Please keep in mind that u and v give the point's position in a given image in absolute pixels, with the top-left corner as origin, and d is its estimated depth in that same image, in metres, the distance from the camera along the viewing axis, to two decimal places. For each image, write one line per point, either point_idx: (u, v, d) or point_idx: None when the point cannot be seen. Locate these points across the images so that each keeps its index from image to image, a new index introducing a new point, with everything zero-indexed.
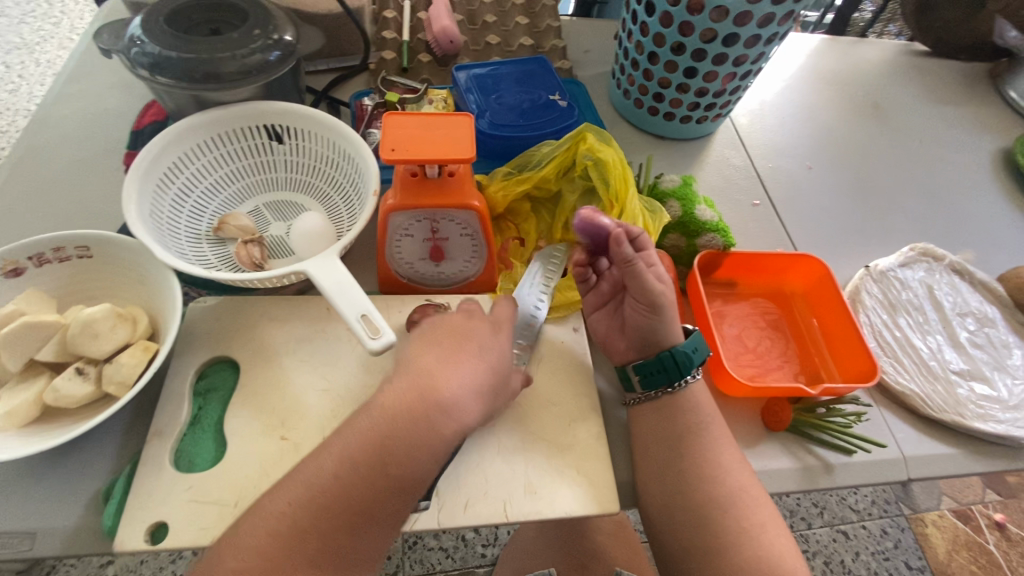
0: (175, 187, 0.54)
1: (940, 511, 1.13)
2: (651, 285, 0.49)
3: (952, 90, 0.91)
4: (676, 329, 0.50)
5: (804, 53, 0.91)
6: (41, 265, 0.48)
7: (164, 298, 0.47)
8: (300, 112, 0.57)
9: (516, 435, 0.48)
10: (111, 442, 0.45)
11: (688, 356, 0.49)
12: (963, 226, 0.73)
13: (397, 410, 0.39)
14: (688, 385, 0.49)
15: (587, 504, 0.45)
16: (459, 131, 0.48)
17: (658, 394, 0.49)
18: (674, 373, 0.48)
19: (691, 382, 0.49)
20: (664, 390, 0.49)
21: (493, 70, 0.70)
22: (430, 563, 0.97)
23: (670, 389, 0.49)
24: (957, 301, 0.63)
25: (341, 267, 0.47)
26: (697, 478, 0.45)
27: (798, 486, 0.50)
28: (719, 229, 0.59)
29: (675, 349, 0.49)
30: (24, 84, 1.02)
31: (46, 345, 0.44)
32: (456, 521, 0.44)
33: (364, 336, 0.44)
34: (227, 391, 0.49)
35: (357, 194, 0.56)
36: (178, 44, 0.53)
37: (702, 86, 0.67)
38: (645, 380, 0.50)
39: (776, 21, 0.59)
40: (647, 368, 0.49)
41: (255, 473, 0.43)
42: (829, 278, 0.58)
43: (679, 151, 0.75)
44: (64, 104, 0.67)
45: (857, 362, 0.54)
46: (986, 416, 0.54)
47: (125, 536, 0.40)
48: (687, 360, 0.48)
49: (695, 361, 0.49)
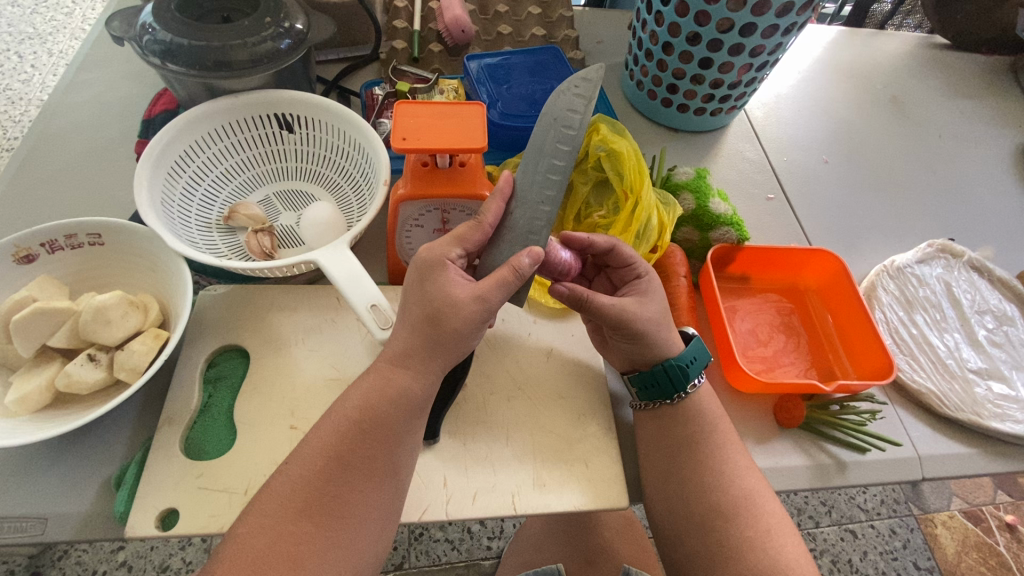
0: (186, 176, 0.54)
1: (951, 511, 1.11)
2: (621, 321, 0.46)
3: (975, 83, 0.89)
4: (671, 339, 0.48)
5: (822, 45, 0.90)
6: (53, 252, 0.48)
7: (175, 286, 0.47)
8: (311, 102, 0.56)
9: (524, 427, 0.48)
10: (122, 429, 0.46)
11: (685, 369, 0.47)
12: (982, 222, 0.72)
13: (417, 357, 0.41)
14: (688, 395, 0.47)
15: (596, 498, 0.45)
16: (470, 121, 0.48)
17: (655, 404, 0.48)
18: (669, 387, 0.47)
19: (690, 394, 0.47)
20: (661, 402, 0.48)
21: (504, 60, 0.69)
22: (436, 554, 0.97)
23: (669, 401, 0.47)
24: (975, 298, 0.61)
25: (351, 258, 0.46)
26: (706, 474, 0.45)
27: (809, 484, 0.49)
28: (734, 222, 0.58)
29: (669, 362, 0.47)
30: (37, 74, 1.01)
31: (58, 331, 0.44)
32: (463, 512, 0.44)
33: (373, 326, 0.44)
34: (236, 379, 0.49)
35: (367, 183, 0.56)
36: (189, 31, 0.52)
37: (717, 77, 0.66)
38: (643, 391, 0.49)
39: (795, 11, 0.57)
40: (642, 380, 0.48)
41: (264, 462, 0.43)
42: (845, 273, 0.57)
43: (692, 144, 0.74)
44: (78, 92, 0.67)
45: (873, 360, 0.53)
46: (1004, 415, 0.53)
47: (136, 521, 0.40)
48: (682, 374, 0.47)
49: (693, 372, 0.47)
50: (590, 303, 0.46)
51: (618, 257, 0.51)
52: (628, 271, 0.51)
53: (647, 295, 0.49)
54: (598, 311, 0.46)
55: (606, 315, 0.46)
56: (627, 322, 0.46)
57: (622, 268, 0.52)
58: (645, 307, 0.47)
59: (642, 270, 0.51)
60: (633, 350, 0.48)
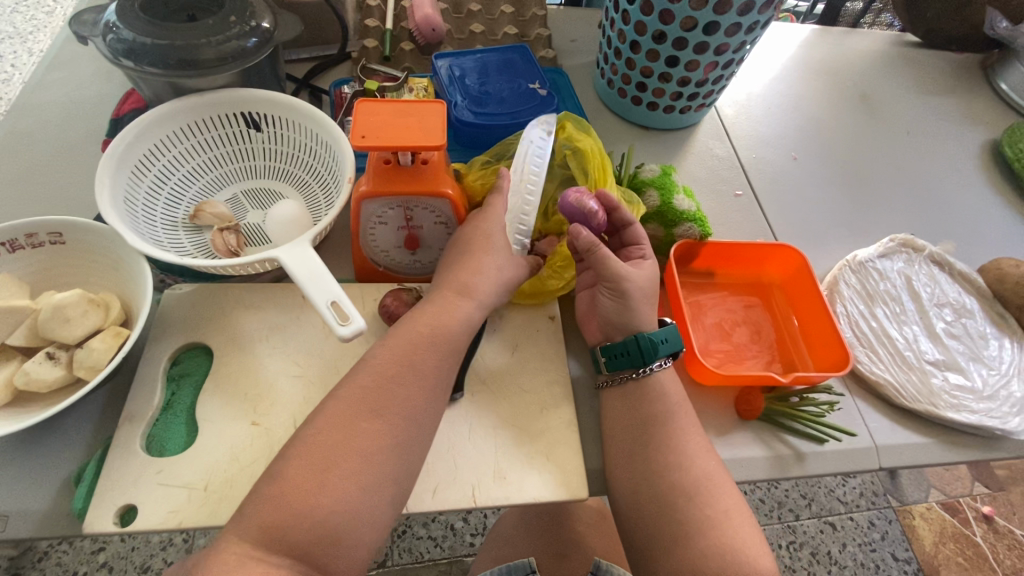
0: (151, 175, 0.54)
1: (928, 503, 1.13)
2: (618, 276, 0.50)
3: (944, 81, 0.90)
4: (651, 317, 0.51)
5: (794, 43, 0.91)
6: (14, 251, 0.48)
7: (137, 285, 0.48)
8: (277, 100, 0.56)
9: (488, 421, 0.49)
10: (84, 426, 0.46)
11: (655, 345, 0.49)
12: (947, 218, 0.73)
13: None
14: (653, 372, 0.49)
15: (556, 490, 0.46)
16: (431, 118, 0.48)
17: (621, 377, 0.50)
18: (637, 360, 0.49)
19: (655, 372, 0.49)
20: (627, 374, 0.50)
21: (474, 58, 0.69)
22: (419, 551, 0.97)
23: (634, 374, 0.49)
24: (935, 292, 0.63)
25: (313, 255, 0.47)
26: (664, 465, 0.45)
27: (768, 474, 0.50)
28: (697, 219, 0.59)
29: (641, 334, 0.49)
30: (15, 73, 1.00)
31: (17, 329, 0.44)
32: (425, 505, 0.44)
33: (333, 323, 0.44)
34: (199, 377, 0.49)
35: (334, 181, 0.56)
36: (154, 30, 0.52)
37: (685, 75, 0.67)
38: (611, 361, 0.51)
39: (756, 9, 0.58)
40: (613, 350, 0.50)
41: (225, 458, 0.44)
42: (806, 267, 0.58)
43: (663, 141, 0.75)
44: (47, 92, 0.67)
45: (831, 352, 0.54)
46: (959, 406, 0.54)
47: (95, 517, 0.41)
48: (651, 348, 0.48)
49: (662, 352, 0.49)
50: (596, 248, 0.49)
51: (630, 234, 0.55)
52: (633, 248, 0.55)
53: (646, 270, 0.52)
54: (598, 259, 0.50)
55: (604, 266, 0.50)
56: (621, 278, 0.50)
57: (629, 247, 0.55)
58: (639, 277, 0.51)
59: (646, 253, 0.54)
60: (614, 311, 0.51)
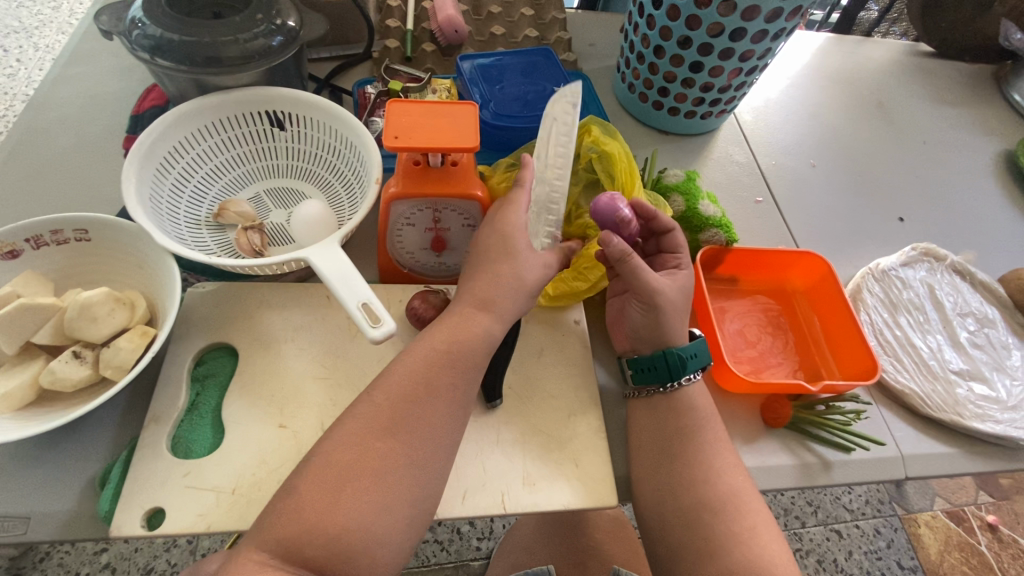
0: (174, 173, 0.54)
1: (933, 511, 1.13)
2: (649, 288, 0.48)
3: (960, 90, 0.90)
4: (677, 329, 0.49)
5: (811, 50, 0.91)
6: (38, 247, 0.47)
7: (163, 284, 0.47)
8: (303, 99, 0.56)
9: (514, 427, 0.48)
10: (107, 427, 0.45)
11: (684, 360, 0.48)
12: (964, 228, 0.73)
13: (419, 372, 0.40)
14: (681, 387, 0.48)
15: (584, 497, 0.45)
16: (463, 121, 0.48)
17: (648, 391, 0.49)
18: (665, 374, 0.48)
19: (684, 385, 0.48)
20: (654, 389, 0.49)
21: (496, 60, 0.69)
22: (425, 556, 0.96)
23: (662, 390, 0.48)
24: (957, 301, 0.63)
25: (343, 256, 0.45)
26: (695, 476, 0.45)
27: (796, 483, 0.50)
28: (723, 224, 0.58)
29: (669, 349, 0.48)
30: (23, 68, 0.99)
31: (43, 328, 0.43)
32: (454, 511, 0.43)
33: (364, 325, 0.42)
34: (224, 378, 0.48)
35: (359, 183, 0.55)
36: (180, 27, 0.52)
37: (708, 81, 0.66)
38: (638, 375, 0.50)
39: (784, 17, 0.58)
40: (641, 363, 0.50)
41: (253, 460, 0.43)
42: (832, 276, 0.58)
43: (682, 146, 0.75)
44: (66, 86, 0.67)
45: (858, 361, 0.54)
46: (984, 416, 0.54)
47: (121, 521, 0.40)
48: (680, 363, 0.48)
49: (692, 365, 0.48)
50: (629, 259, 0.47)
51: (668, 242, 0.53)
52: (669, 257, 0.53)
53: (679, 281, 0.50)
54: (630, 271, 0.48)
55: (635, 278, 0.48)
56: (655, 293, 0.48)
57: (665, 255, 0.53)
58: (673, 290, 0.49)
59: (683, 262, 0.52)
60: (646, 325, 0.49)
